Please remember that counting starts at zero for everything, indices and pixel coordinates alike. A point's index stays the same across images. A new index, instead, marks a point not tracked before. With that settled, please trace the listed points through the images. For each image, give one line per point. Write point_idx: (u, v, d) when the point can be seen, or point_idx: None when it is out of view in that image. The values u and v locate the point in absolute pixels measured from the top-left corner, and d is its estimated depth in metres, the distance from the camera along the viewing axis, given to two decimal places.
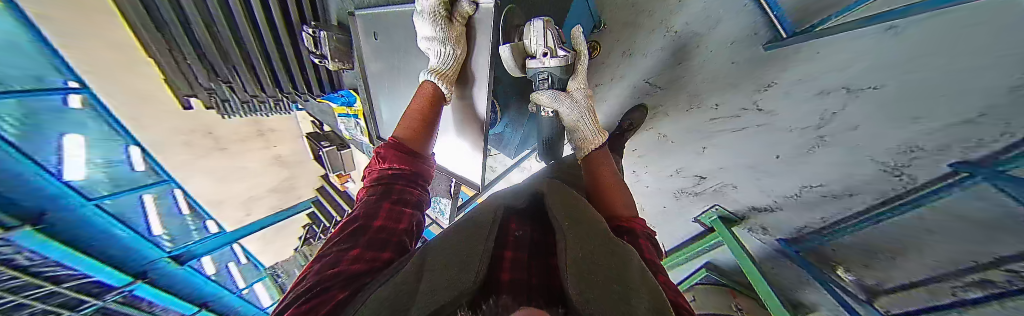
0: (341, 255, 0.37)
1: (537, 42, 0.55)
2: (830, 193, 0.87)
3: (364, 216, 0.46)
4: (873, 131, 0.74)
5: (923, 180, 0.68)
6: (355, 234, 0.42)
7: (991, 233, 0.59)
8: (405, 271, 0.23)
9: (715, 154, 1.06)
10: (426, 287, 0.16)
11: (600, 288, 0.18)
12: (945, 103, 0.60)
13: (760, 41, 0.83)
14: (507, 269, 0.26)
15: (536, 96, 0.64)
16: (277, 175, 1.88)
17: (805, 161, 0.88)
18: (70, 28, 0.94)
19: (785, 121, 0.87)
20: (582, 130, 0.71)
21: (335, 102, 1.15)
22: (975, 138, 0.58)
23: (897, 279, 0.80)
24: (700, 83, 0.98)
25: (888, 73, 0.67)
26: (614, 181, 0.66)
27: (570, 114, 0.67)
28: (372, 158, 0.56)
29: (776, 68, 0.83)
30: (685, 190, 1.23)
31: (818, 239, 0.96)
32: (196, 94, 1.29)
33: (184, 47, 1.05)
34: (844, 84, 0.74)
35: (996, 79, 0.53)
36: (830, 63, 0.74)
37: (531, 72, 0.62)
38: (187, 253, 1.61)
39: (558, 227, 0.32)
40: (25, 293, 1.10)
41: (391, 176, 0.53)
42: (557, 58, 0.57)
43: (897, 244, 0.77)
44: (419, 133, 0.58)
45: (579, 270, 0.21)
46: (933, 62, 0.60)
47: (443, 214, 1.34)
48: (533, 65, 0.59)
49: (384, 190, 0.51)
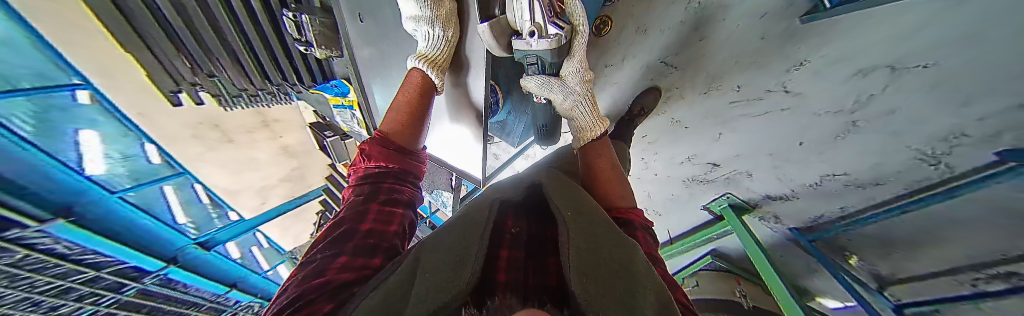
0: (330, 262, 0.39)
1: (522, 18, 0.47)
2: (855, 182, 0.90)
3: (353, 219, 0.48)
4: (914, 115, 0.71)
5: (963, 170, 0.71)
6: (343, 239, 0.44)
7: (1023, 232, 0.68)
8: (399, 274, 0.24)
9: (732, 140, 1.03)
10: (417, 292, 0.16)
11: (601, 279, 0.18)
12: (1001, 87, 0.58)
13: (797, 11, 0.72)
14: (503, 270, 0.27)
15: (524, 82, 0.68)
16: (287, 165, 1.61)
17: (831, 149, 0.87)
18: (53, 21, 0.71)
19: (814, 105, 0.82)
20: (579, 118, 0.69)
21: (329, 93, 1.16)
22: None
23: (913, 270, 0.93)
24: (722, 62, 0.89)
25: (939, 50, 0.60)
26: (614, 174, 0.65)
27: (563, 101, 0.66)
28: (358, 157, 0.55)
29: (812, 44, 0.74)
30: (695, 178, 1.21)
31: (835, 228, 1.02)
32: (181, 89, 1.07)
33: (161, 42, 0.90)
34: (888, 62, 0.67)
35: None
36: (873, 36, 0.66)
37: (520, 54, 0.57)
38: (211, 240, 1.68)
39: (560, 217, 0.32)
40: (71, 278, 1.29)
41: (378, 175, 0.53)
42: (547, 39, 0.50)
43: (926, 237, 0.85)
44: (407, 128, 0.57)
45: (580, 264, 0.20)
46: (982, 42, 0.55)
47: (445, 206, 1.37)
48: (519, 46, 0.53)
49: (373, 189, 0.52)
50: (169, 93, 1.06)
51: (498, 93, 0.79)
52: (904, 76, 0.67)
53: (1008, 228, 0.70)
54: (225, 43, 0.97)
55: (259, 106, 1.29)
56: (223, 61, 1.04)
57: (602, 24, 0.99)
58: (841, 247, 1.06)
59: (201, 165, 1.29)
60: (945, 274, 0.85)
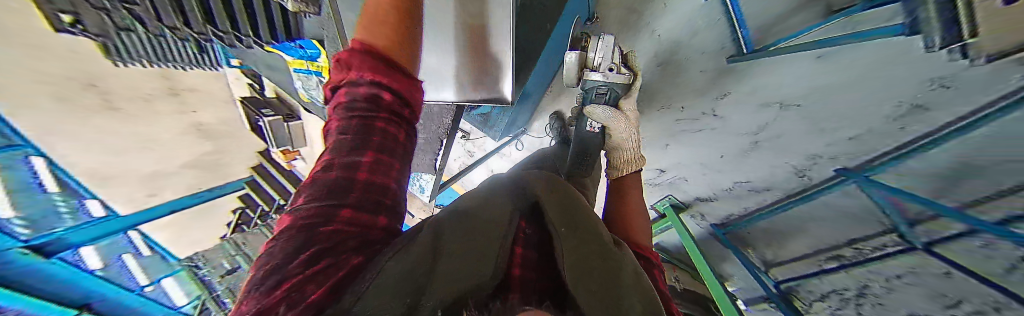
0: (330, 214, 0.31)
1: (600, 59, 0.81)
2: (754, 188, 1.06)
3: (341, 162, 0.35)
4: (793, 139, 0.86)
5: (817, 181, 0.86)
6: (336, 189, 0.33)
7: (848, 228, 0.85)
8: (412, 247, 0.25)
9: (677, 150, 1.23)
10: (438, 289, 0.20)
11: (592, 303, 0.20)
12: (847, 122, 0.73)
13: (725, 54, 0.91)
14: (519, 267, 0.29)
15: (591, 109, 0.86)
16: (197, 147, 2.07)
17: (743, 162, 1.04)
18: None
19: (732, 127, 1.00)
20: (625, 148, 0.86)
21: (290, 54, 1.12)
22: (855, 152, 0.75)
23: (784, 256, 1.08)
24: (677, 89, 1.08)
25: (809, 94, 0.77)
26: (636, 209, 0.72)
27: (620, 130, 0.85)
28: (336, 67, 0.38)
29: (733, 80, 0.92)
30: (648, 180, 1.47)
31: (741, 224, 1.19)
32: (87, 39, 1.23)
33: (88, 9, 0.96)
34: (779, 99, 0.84)
35: (878, 107, 0.66)
36: (773, 81, 0.83)
37: (591, 84, 0.85)
38: (55, 243, 1.61)
39: (554, 232, 0.33)
40: None
41: (368, 105, 0.37)
42: (617, 74, 0.81)
43: (791, 234, 1.03)
44: (397, 37, 0.41)
45: (573, 288, 0.23)
46: (837, 89, 0.72)
47: (421, 192, 1.46)
48: (595, 76, 0.82)
49: (365, 126, 0.37)
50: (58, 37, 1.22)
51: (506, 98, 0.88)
52: (788, 113, 0.84)
53: (836, 223, 0.87)
54: None
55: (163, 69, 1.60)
56: None
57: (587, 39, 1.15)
58: (742, 243, 1.22)
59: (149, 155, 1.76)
60: (810, 256, 0.99)
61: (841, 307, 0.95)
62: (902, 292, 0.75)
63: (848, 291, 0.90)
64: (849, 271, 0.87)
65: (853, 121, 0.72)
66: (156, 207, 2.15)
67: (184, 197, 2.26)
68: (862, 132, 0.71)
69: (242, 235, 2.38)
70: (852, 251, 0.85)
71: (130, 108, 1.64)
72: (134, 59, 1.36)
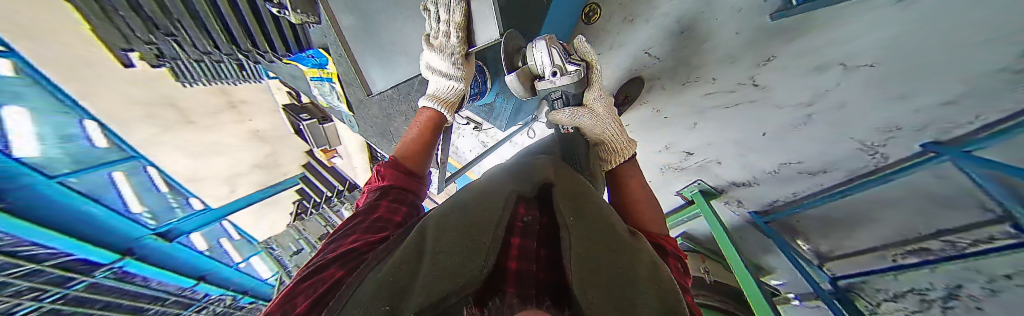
0: (346, 237, 0.62)
1: (543, 64, 0.69)
2: (807, 169, 0.89)
3: (365, 213, 0.68)
4: (861, 108, 0.69)
5: (895, 159, 0.72)
6: (357, 224, 0.65)
7: (936, 211, 0.73)
8: (400, 252, 0.27)
9: (706, 129, 1.00)
10: (425, 277, 0.19)
11: (599, 285, 0.20)
12: (929, 84, 0.57)
13: (768, 9, 0.66)
14: (514, 258, 0.28)
15: (554, 116, 0.81)
16: (258, 149, 2.31)
17: (788, 139, 0.85)
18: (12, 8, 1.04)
19: (778, 97, 0.79)
20: (615, 142, 0.77)
21: (307, 64, 1.32)
22: (952, 120, 0.59)
23: (848, 246, 0.97)
24: (714, 62, 0.83)
25: (888, 49, 0.58)
26: (643, 197, 0.70)
27: (591, 126, 0.78)
28: (373, 174, 0.77)
29: (779, 40, 0.69)
30: (670, 165, 1.21)
31: (790, 209, 1.02)
32: (133, 47, 1.27)
33: (137, 29, 1.15)
34: (841, 59, 0.64)
35: (988, 60, 0.48)
36: (838, 36, 0.61)
37: (545, 90, 0.76)
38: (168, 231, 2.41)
39: (562, 222, 0.33)
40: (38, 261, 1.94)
41: (386, 192, 0.73)
42: (568, 75, 0.69)
43: (851, 221, 0.91)
44: (415, 156, 0.78)
45: (581, 269, 0.22)
46: (923, 40, 0.53)
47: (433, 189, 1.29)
48: (545, 84, 0.72)
49: (373, 204, 0.70)
50: (118, 52, 1.29)
51: (484, 71, 0.92)
52: (854, 75, 0.65)
53: (917, 207, 0.76)
54: (219, 20, 1.11)
55: (218, 83, 1.72)
56: (187, 24, 1.12)
57: (592, 12, 0.96)
58: (795, 232, 1.08)
59: (208, 160, 2.11)
60: (876, 250, 0.91)
61: (919, 308, 0.89)
62: (1011, 293, 0.66)
63: (932, 291, 0.83)
64: (940, 268, 0.77)
65: (940, 85, 0.56)
66: (236, 201, 2.52)
67: (258, 190, 2.61)
68: (961, 95, 0.55)
69: (301, 222, 2.97)
70: (941, 244, 0.76)
71: (203, 121, 1.88)
72: (195, 80, 1.63)
